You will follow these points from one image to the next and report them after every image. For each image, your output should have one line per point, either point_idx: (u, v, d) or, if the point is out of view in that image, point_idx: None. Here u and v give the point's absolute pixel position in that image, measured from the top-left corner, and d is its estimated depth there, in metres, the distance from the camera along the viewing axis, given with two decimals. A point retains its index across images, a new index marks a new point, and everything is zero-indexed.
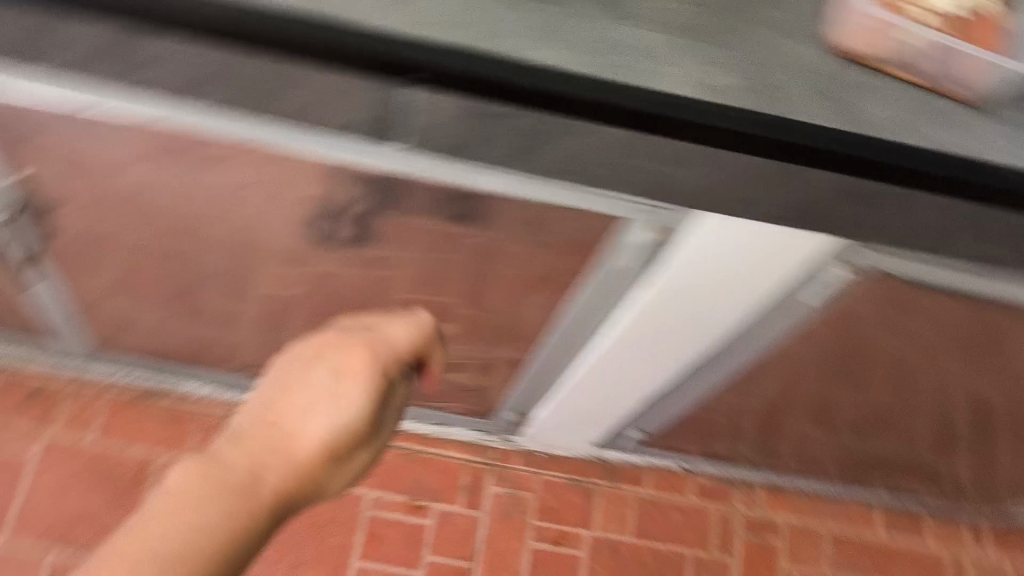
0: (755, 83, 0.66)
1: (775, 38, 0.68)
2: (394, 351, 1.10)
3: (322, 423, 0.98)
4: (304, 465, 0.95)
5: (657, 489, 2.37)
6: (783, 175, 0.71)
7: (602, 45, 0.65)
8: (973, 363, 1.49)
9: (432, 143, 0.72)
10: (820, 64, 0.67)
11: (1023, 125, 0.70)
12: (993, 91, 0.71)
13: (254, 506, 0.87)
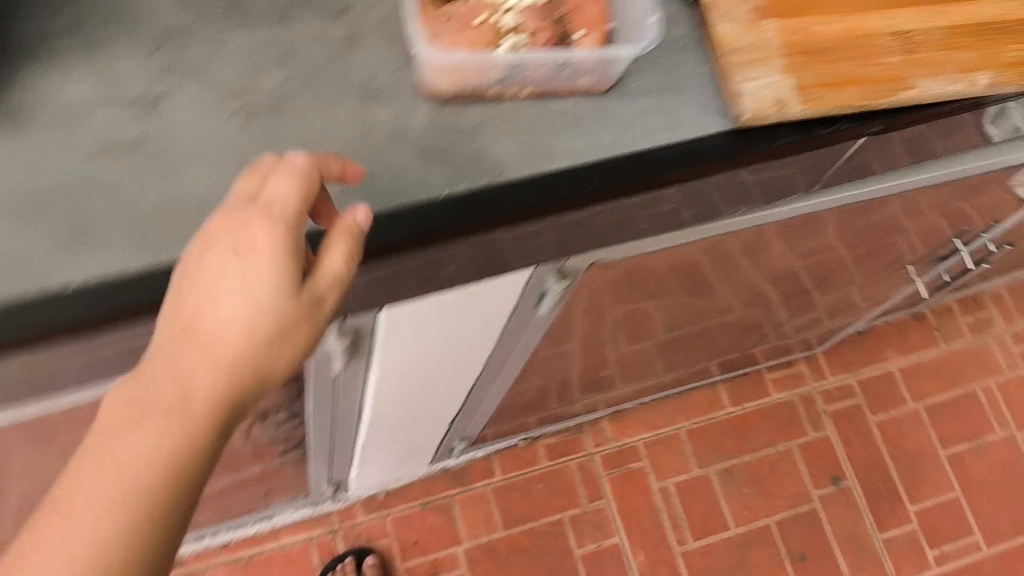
0: (153, 135, 0.86)
1: (187, 106, 0.88)
2: (307, 177, 0.73)
3: (239, 259, 0.68)
4: (209, 430, 0.66)
5: (508, 471, 2.29)
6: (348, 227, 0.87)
7: (54, 174, 0.82)
8: (720, 248, 1.40)
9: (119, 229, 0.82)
10: (411, 135, 0.92)
11: (515, 156, 0.94)
12: (500, 146, 0.93)
13: (189, 436, 0.65)
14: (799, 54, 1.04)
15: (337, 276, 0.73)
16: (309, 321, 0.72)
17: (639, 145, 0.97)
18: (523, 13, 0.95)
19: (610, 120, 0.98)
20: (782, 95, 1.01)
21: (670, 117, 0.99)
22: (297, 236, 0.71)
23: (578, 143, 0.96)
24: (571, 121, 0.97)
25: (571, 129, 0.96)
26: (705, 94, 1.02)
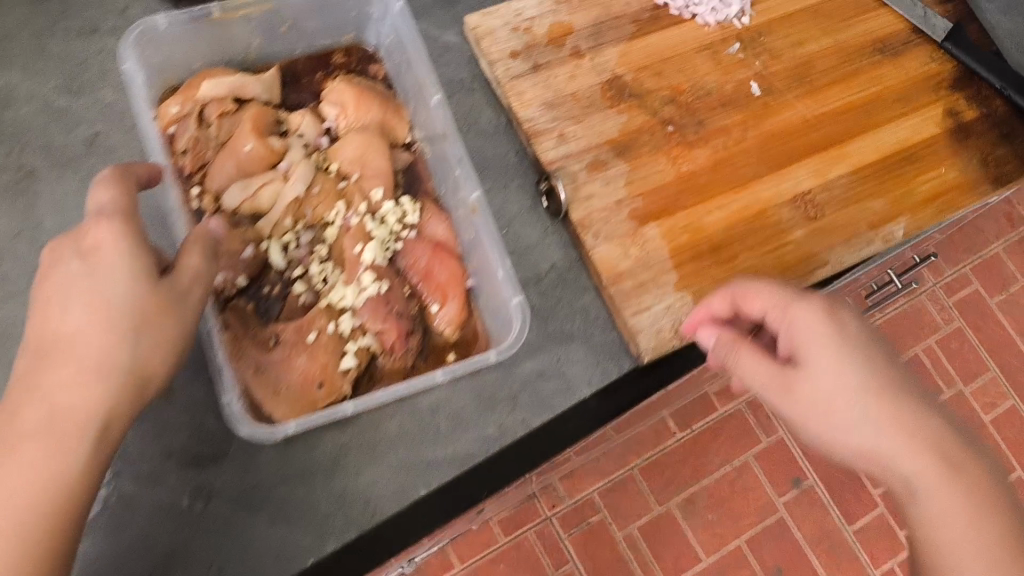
0: None
1: None
2: (128, 174, 0.66)
3: (78, 310, 0.61)
4: (88, 440, 0.59)
5: None
6: None
7: None
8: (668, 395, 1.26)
9: None
10: (243, 487, 0.76)
11: (381, 481, 0.78)
12: (362, 473, 0.78)
13: (65, 461, 0.57)
14: (692, 258, 0.90)
15: (200, 274, 0.66)
16: (180, 317, 0.64)
17: (532, 422, 0.83)
18: (364, 309, 0.79)
19: (485, 408, 0.83)
20: (680, 322, 0.87)
21: (562, 374, 0.85)
22: (140, 222, 0.64)
23: (456, 443, 0.81)
24: (442, 416, 0.82)
25: (444, 429, 0.81)
26: (596, 330, 0.88)
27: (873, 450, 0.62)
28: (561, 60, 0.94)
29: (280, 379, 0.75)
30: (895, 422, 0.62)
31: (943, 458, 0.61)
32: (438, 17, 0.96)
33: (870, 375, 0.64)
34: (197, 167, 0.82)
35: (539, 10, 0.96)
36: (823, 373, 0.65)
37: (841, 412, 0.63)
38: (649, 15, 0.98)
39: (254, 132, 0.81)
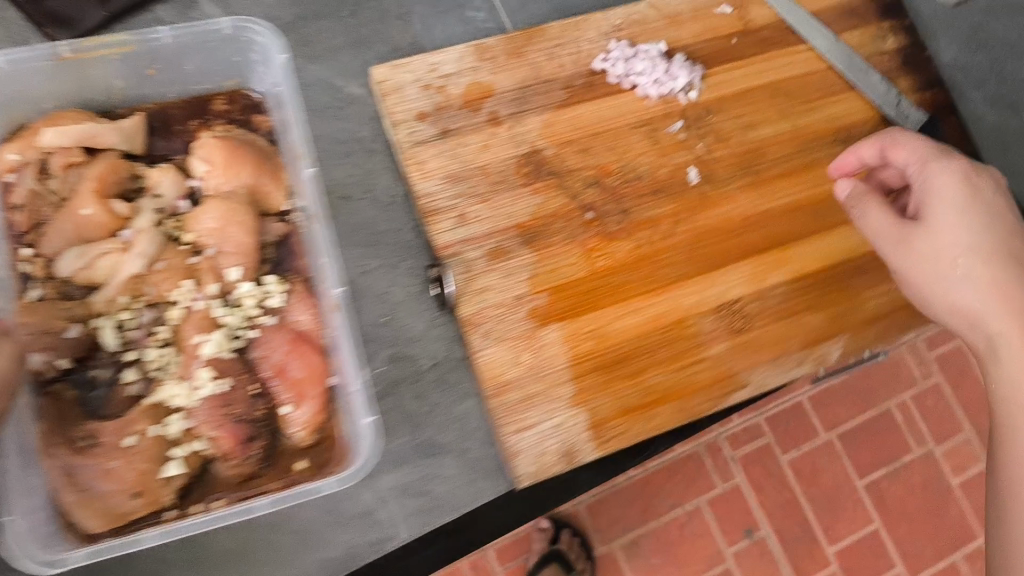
0: None
1: None
2: None
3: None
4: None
5: None
6: None
7: None
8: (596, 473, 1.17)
9: None
10: None
11: None
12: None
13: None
14: (592, 371, 0.80)
15: None
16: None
17: (388, 543, 0.74)
18: (198, 413, 0.69)
19: (337, 523, 0.74)
20: (568, 445, 0.78)
21: (427, 492, 0.76)
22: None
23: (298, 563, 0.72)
24: (286, 530, 0.72)
25: (286, 546, 0.72)
26: (474, 444, 0.78)
27: (967, 303, 0.66)
28: (475, 128, 0.84)
29: (94, 485, 0.65)
30: (1004, 253, 0.67)
31: (1006, 276, 0.66)
32: (344, 64, 0.85)
33: (993, 203, 0.69)
34: (30, 226, 0.72)
35: (457, 66, 0.85)
36: (949, 186, 0.69)
37: (945, 243, 0.68)
38: (585, 82, 0.87)
39: (96, 195, 0.73)
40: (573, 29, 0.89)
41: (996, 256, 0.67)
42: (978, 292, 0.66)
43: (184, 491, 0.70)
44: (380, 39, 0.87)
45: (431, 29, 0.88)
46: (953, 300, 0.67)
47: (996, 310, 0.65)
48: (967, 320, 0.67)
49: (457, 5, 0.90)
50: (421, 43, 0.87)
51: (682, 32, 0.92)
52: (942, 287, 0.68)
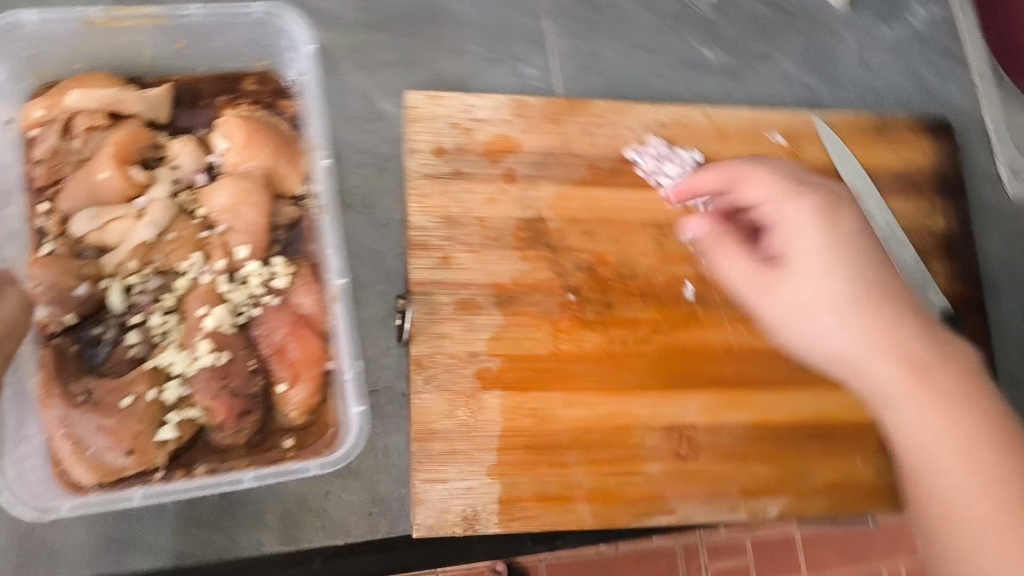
0: None
1: None
2: None
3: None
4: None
5: None
6: None
7: None
8: None
9: None
10: None
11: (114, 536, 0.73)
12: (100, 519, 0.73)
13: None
14: (522, 448, 0.79)
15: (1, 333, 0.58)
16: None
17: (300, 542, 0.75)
18: (195, 381, 0.70)
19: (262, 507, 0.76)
20: (472, 511, 0.77)
21: (322, 512, 0.76)
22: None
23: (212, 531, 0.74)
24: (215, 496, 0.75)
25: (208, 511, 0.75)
26: (384, 481, 0.78)
27: (846, 355, 0.62)
28: (489, 179, 0.84)
29: (88, 443, 0.67)
30: (874, 283, 0.64)
31: (879, 300, 0.63)
32: (387, 83, 0.88)
33: (853, 225, 0.66)
34: (51, 181, 0.76)
35: (492, 115, 0.86)
36: (799, 230, 0.67)
37: (805, 274, 0.65)
38: (611, 167, 0.88)
39: (115, 158, 0.76)
40: (617, 115, 0.89)
41: (877, 276, 0.64)
42: (851, 341, 0.62)
43: (178, 454, 0.71)
44: (429, 68, 0.88)
45: (481, 73, 0.89)
46: (835, 351, 0.63)
47: (877, 357, 0.61)
48: (834, 363, 0.63)
49: (514, 58, 0.91)
50: (467, 83, 0.88)
51: (727, 149, 0.92)
52: (805, 334, 0.65)
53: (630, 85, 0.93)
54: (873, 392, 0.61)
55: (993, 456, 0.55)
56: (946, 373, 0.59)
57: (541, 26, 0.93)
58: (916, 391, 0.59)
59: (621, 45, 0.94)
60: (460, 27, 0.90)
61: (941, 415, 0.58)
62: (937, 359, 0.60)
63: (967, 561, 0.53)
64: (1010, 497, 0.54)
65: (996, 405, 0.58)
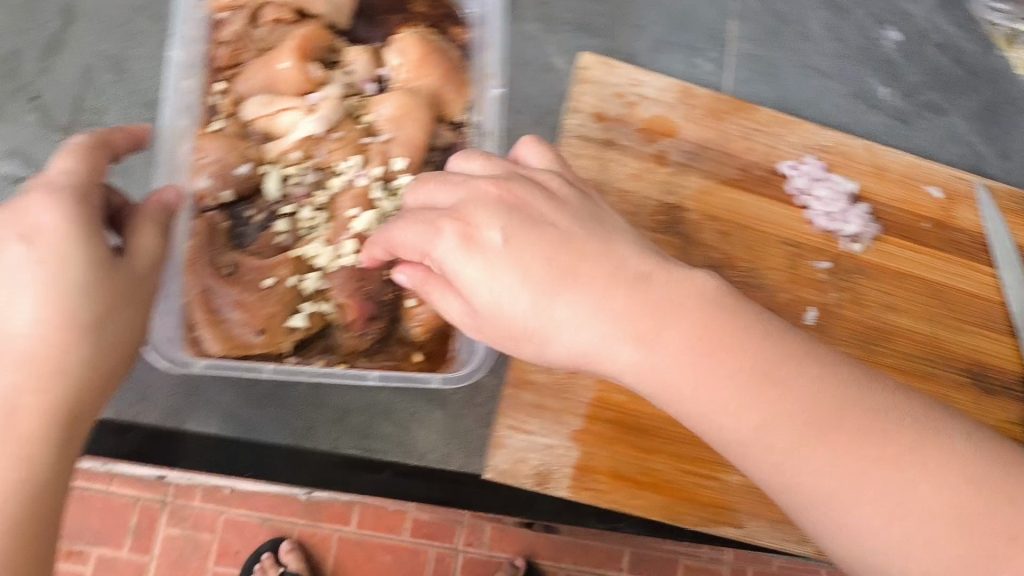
0: None
1: None
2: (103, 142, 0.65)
3: (23, 305, 0.58)
4: (50, 441, 0.56)
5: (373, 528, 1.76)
6: None
7: None
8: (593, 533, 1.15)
9: None
10: None
11: (220, 402, 0.75)
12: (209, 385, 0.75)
13: (33, 460, 0.55)
14: (608, 423, 0.79)
15: (152, 253, 0.66)
16: (130, 302, 0.64)
17: (385, 455, 0.76)
18: (335, 279, 0.75)
19: (358, 412, 0.77)
20: (546, 469, 0.77)
21: (403, 430, 0.77)
22: (94, 205, 0.62)
23: (306, 423, 0.76)
24: (316, 394, 0.77)
25: (307, 404, 0.76)
26: (469, 417, 0.79)
27: (607, 354, 0.57)
28: (638, 155, 0.84)
29: (224, 313, 0.73)
30: (571, 269, 0.57)
31: (616, 289, 0.57)
32: (564, 40, 0.88)
33: (548, 207, 0.60)
34: (230, 64, 0.77)
35: (657, 95, 0.85)
36: (455, 253, 0.56)
37: (484, 291, 0.56)
38: (762, 176, 0.86)
39: (296, 51, 0.76)
40: (780, 128, 0.88)
41: (579, 265, 0.57)
42: (583, 323, 0.56)
43: (305, 342, 0.76)
44: (607, 36, 0.88)
45: (655, 54, 0.89)
46: (617, 363, 0.57)
47: (652, 352, 0.56)
48: (595, 361, 0.57)
49: (692, 47, 0.90)
50: (638, 60, 0.88)
51: (882, 187, 0.89)
52: (537, 346, 0.58)
53: (797, 101, 0.91)
54: (703, 420, 0.56)
55: (832, 442, 0.53)
56: (730, 381, 0.54)
57: (725, 23, 0.92)
58: (730, 399, 0.54)
59: (800, 61, 0.92)
60: (645, 4, 0.90)
61: (722, 397, 0.54)
62: (717, 343, 0.55)
63: (866, 540, 0.51)
64: (903, 470, 0.52)
65: (811, 381, 0.54)
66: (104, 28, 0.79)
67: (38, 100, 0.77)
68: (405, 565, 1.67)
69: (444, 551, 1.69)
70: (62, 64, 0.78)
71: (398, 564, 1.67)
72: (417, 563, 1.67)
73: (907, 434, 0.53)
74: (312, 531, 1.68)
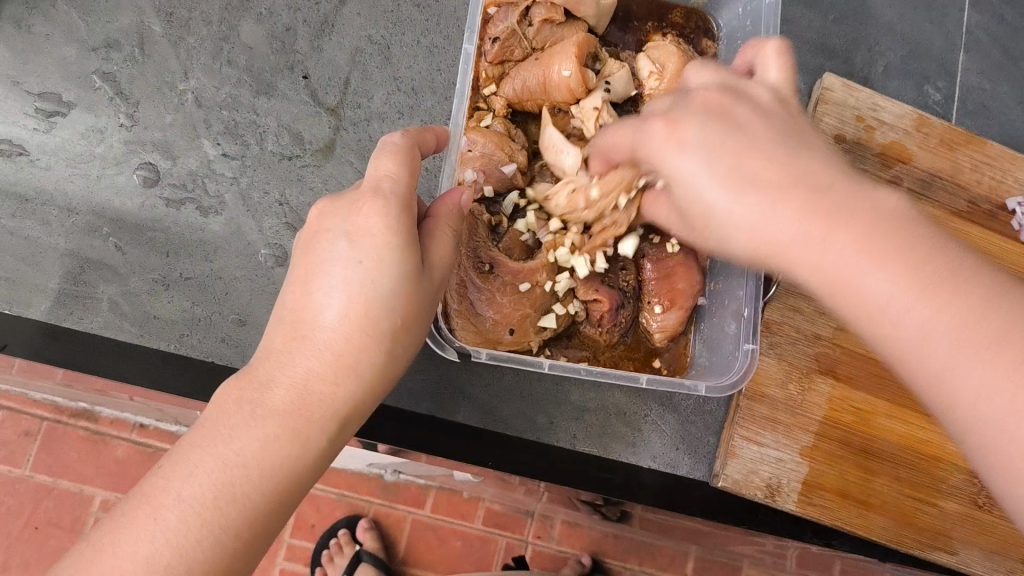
0: (150, 75, 0.76)
1: (206, 65, 0.77)
2: (418, 139, 0.62)
3: (335, 292, 0.55)
4: (327, 438, 0.53)
5: (491, 532, 1.21)
6: (161, 339, 0.72)
7: (78, 21, 0.77)
8: (733, 542, 1.10)
9: (107, 61, 0.76)
10: None
11: (468, 394, 0.78)
12: (458, 377, 0.78)
13: (304, 449, 0.52)
14: (836, 441, 0.79)
15: (448, 259, 0.61)
16: (426, 308, 0.60)
17: (617, 456, 0.79)
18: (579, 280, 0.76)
19: (596, 412, 0.79)
20: (777, 482, 0.78)
21: (636, 431, 0.79)
22: (413, 213, 0.58)
23: (546, 420, 0.78)
24: (555, 392, 0.79)
25: (548, 401, 0.78)
26: (698, 424, 0.80)
27: (773, 243, 0.47)
28: (874, 181, 0.84)
29: (478, 306, 0.75)
30: (757, 172, 0.48)
31: (797, 191, 0.46)
32: (803, 58, 0.89)
33: (754, 114, 0.51)
34: (498, 60, 0.77)
35: (895, 122, 0.86)
36: (664, 146, 0.51)
37: (681, 181, 0.50)
38: (988, 209, 0.86)
39: (577, 59, 0.72)
40: (1008, 162, 0.87)
41: (769, 166, 0.48)
42: (754, 215, 0.47)
43: (550, 339, 0.78)
44: (843, 59, 0.90)
45: (888, 79, 0.90)
46: (771, 248, 0.47)
47: (827, 256, 0.45)
48: (769, 252, 0.47)
49: (922, 76, 0.91)
50: (872, 83, 0.90)
51: None
52: (717, 236, 0.50)
53: (1019, 140, 0.92)
54: (854, 308, 0.45)
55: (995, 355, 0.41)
56: (897, 276, 0.43)
57: (955, 55, 0.92)
58: (892, 303, 0.43)
59: (1022, 98, 0.93)
60: (880, 29, 0.91)
61: (882, 281, 0.43)
62: (890, 245, 0.44)
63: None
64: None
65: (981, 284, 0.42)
66: (373, 11, 0.79)
67: (307, 79, 0.78)
68: (473, 557, 1.21)
69: (517, 543, 1.22)
70: (332, 44, 0.78)
71: (468, 554, 1.21)
72: (487, 559, 1.21)
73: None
74: (388, 511, 1.23)
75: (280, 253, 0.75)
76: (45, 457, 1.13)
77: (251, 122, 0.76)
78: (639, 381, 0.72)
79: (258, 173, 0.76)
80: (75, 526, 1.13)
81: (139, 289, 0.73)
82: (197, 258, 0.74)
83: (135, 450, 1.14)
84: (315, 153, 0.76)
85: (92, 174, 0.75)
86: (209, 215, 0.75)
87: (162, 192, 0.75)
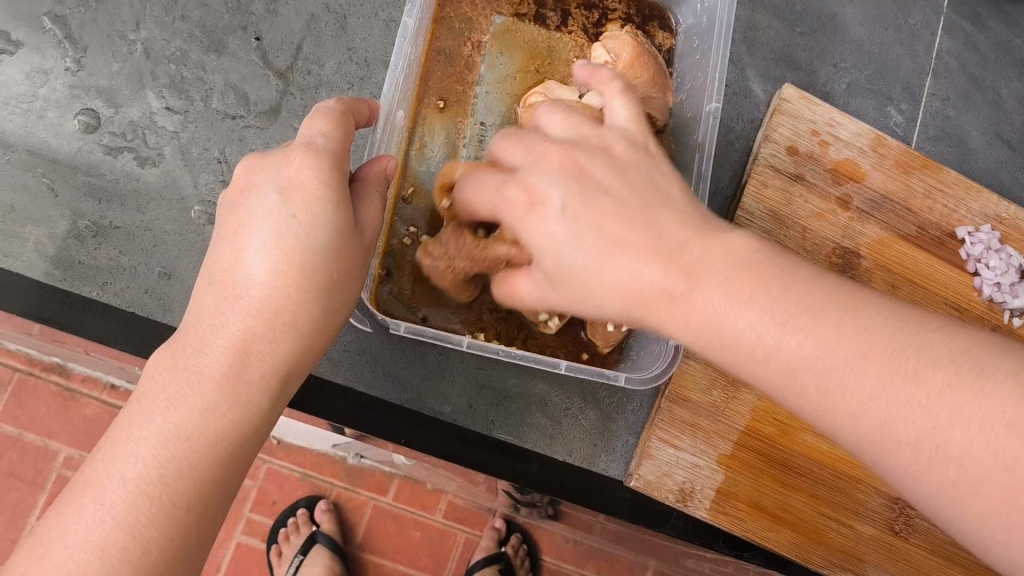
0: (100, 21, 0.79)
1: (157, 17, 0.79)
2: (350, 107, 0.60)
3: (264, 252, 0.54)
4: (267, 397, 0.53)
5: (440, 523, 1.21)
6: (86, 283, 0.74)
7: None
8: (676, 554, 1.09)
9: (61, 3, 0.79)
10: None
11: (396, 375, 0.79)
12: (386, 355, 0.79)
13: (245, 410, 0.51)
14: (754, 452, 0.78)
15: (378, 221, 0.61)
16: (357, 266, 0.60)
17: (543, 447, 0.80)
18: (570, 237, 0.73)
19: (526, 399, 0.80)
20: (690, 487, 0.78)
21: (555, 423, 0.80)
22: (345, 170, 0.57)
23: (476, 404, 0.80)
24: (485, 376, 0.80)
25: (479, 385, 0.80)
26: (620, 422, 0.81)
27: (726, 327, 0.48)
28: (824, 196, 0.83)
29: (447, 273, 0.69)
30: (608, 226, 0.52)
31: (653, 248, 0.51)
32: (765, 68, 0.89)
33: (611, 174, 0.54)
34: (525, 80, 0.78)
35: (851, 139, 0.84)
36: (529, 220, 0.54)
37: (553, 250, 0.53)
38: (938, 236, 0.84)
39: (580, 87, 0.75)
40: (961, 191, 0.85)
41: (625, 226, 0.52)
42: (624, 275, 0.51)
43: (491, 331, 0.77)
44: (806, 72, 0.90)
45: (850, 96, 0.90)
46: (745, 351, 0.47)
47: (685, 307, 0.49)
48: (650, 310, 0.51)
49: (886, 97, 0.91)
50: (833, 99, 0.90)
51: None
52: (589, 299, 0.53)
53: (977, 169, 0.91)
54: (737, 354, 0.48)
55: (861, 371, 0.44)
56: (758, 310, 0.47)
57: (921, 79, 0.92)
58: (821, 358, 0.45)
59: (986, 129, 0.92)
60: (848, 46, 0.91)
61: (754, 305, 0.47)
62: (758, 281, 0.48)
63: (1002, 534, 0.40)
64: (943, 408, 0.41)
65: (879, 321, 0.45)
66: None
67: (259, 40, 0.79)
68: (430, 549, 1.20)
69: (476, 538, 1.22)
70: (288, 9, 0.80)
71: (426, 545, 1.20)
72: (443, 552, 1.21)
73: (945, 362, 0.42)
74: (349, 495, 1.21)
75: (213, 211, 0.77)
76: (12, 407, 1.12)
77: (198, 78, 0.79)
78: (559, 368, 0.71)
79: (199, 129, 0.78)
80: (38, 479, 1.13)
81: (66, 235, 0.75)
82: (129, 208, 0.76)
83: (104, 410, 1.14)
84: (260, 114, 0.78)
85: (33, 113, 0.77)
86: (146, 165, 0.77)
87: (101, 139, 0.77)
